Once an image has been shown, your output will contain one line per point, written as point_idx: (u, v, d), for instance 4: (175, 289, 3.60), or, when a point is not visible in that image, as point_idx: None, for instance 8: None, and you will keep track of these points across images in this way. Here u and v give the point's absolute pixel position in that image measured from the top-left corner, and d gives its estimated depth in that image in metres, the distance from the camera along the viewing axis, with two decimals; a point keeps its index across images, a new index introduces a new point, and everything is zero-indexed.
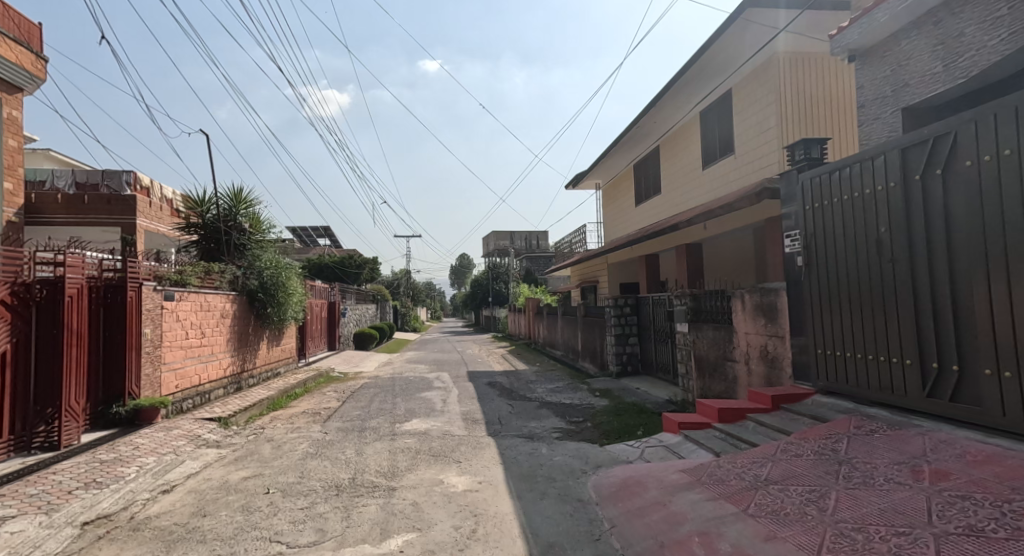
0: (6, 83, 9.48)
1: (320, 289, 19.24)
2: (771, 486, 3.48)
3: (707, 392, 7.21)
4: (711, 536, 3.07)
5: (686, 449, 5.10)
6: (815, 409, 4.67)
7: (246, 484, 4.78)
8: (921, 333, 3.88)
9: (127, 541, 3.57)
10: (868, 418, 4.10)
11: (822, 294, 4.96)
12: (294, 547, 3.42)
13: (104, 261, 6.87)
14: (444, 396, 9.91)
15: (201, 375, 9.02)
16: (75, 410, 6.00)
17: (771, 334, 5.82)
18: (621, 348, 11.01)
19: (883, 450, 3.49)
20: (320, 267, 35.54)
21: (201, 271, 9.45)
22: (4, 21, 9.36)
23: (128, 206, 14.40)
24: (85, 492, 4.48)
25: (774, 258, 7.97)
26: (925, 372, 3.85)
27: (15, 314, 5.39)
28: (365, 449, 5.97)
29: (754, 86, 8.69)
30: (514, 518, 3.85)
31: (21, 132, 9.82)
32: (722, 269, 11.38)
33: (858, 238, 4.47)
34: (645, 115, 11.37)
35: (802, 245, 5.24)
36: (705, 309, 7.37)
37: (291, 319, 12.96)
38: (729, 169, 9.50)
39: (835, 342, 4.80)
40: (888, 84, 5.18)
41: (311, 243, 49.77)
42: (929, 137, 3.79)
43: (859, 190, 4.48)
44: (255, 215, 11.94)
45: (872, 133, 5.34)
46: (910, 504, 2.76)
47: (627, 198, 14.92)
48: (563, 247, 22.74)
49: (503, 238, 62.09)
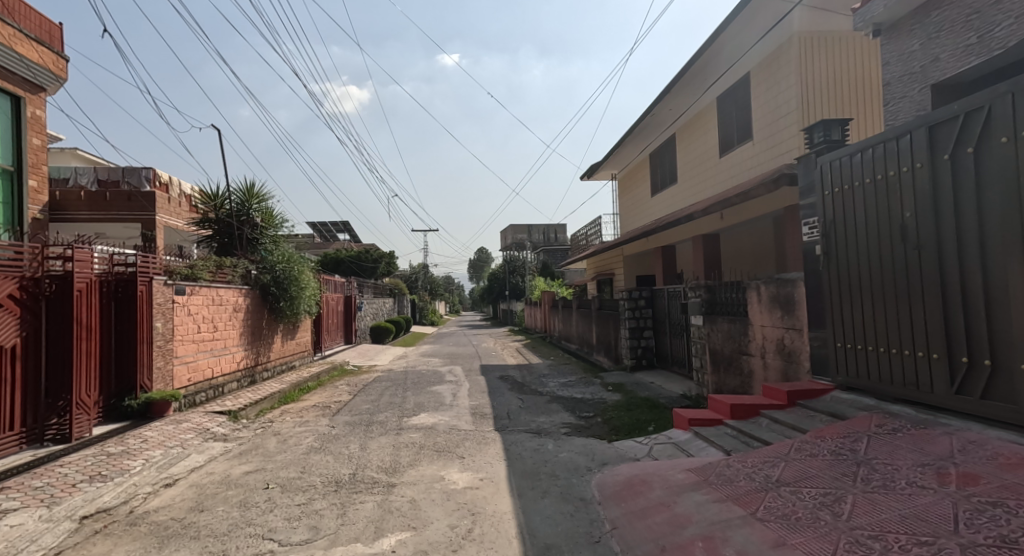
0: (30, 83, 9.58)
1: (337, 283, 19.36)
2: (783, 488, 3.28)
3: (721, 387, 6.94)
4: (715, 541, 2.90)
5: (695, 447, 4.90)
6: (834, 406, 4.42)
7: (247, 479, 4.75)
8: (950, 323, 3.61)
9: (122, 537, 3.55)
10: (892, 415, 3.85)
11: (841, 282, 4.71)
12: (286, 545, 3.34)
13: (116, 256, 6.93)
14: (455, 389, 9.84)
15: (213, 368, 9.13)
16: (86, 403, 6.06)
17: (788, 327, 5.56)
18: (636, 342, 10.78)
19: (905, 450, 3.25)
20: (337, 262, 35.99)
21: (213, 265, 9.53)
22: (24, 21, 9.46)
23: (147, 202, 14.73)
24: (89, 485, 4.52)
25: (793, 247, 7.64)
26: (954, 367, 3.58)
27: (24, 309, 5.46)
28: (369, 444, 5.91)
29: (772, 68, 8.31)
30: (511, 518, 3.71)
31: (44, 131, 9.85)
32: (740, 259, 11.00)
33: (880, 225, 4.21)
34: (659, 103, 11.03)
35: (820, 233, 4.97)
36: (721, 301, 7.08)
37: (304, 313, 13.02)
38: (747, 156, 9.14)
39: (856, 335, 4.54)
40: (916, 60, 4.82)
41: (330, 237, 50.62)
42: (960, 113, 3.50)
43: (882, 172, 4.21)
44: (268, 209, 12.02)
45: (898, 114, 5.01)
46: (935, 510, 2.54)
47: (642, 189, 14.59)
48: (577, 239, 22.63)
49: (520, 233, 62.34)
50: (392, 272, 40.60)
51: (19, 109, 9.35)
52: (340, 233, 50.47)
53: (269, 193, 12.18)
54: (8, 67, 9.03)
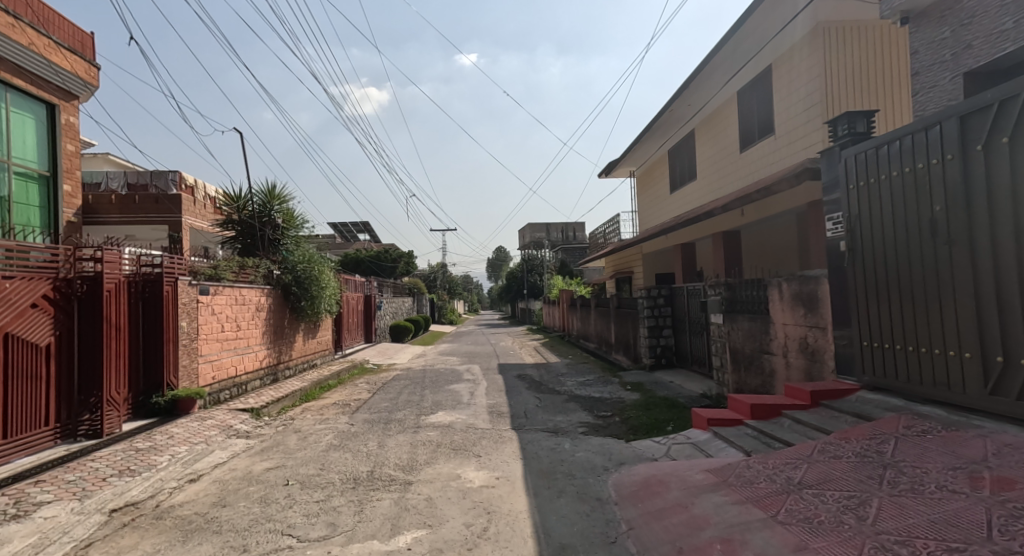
0: (64, 91, 9.89)
1: (357, 283, 19.62)
2: (806, 490, 3.20)
3: (742, 387, 6.80)
4: (735, 544, 2.83)
5: (714, 447, 4.82)
6: (860, 406, 4.28)
7: (268, 475, 4.83)
8: (983, 321, 3.47)
9: (148, 530, 3.66)
10: (921, 416, 3.71)
11: (867, 280, 4.57)
12: (304, 540, 3.38)
13: (143, 257, 7.13)
14: (472, 388, 9.86)
15: (237, 366, 9.35)
16: (116, 400, 6.24)
17: (811, 325, 5.43)
18: (655, 341, 10.65)
19: (935, 453, 3.13)
20: (357, 263, 36.52)
21: (236, 266, 9.73)
22: (55, 31, 9.74)
23: (175, 205, 15.14)
24: (118, 479, 4.66)
25: (817, 243, 7.44)
26: (988, 366, 3.44)
27: (58, 309, 5.66)
28: (387, 442, 5.96)
29: (795, 61, 8.10)
30: (527, 517, 3.70)
31: (78, 137, 10.17)
32: (762, 256, 10.77)
33: (908, 221, 4.07)
34: (678, 98, 10.86)
35: (845, 229, 4.83)
36: (741, 299, 6.90)
37: (325, 312, 13.20)
38: (769, 151, 8.93)
39: (884, 333, 4.39)
40: (947, 47, 4.65)
41: (351, 237, 51.31)
42: (993, 102, 3.34)
43: (910, 165, 4.06)
44: (289, 210, 12.18)
45: (927, 104, 4.83)
46: (967, 516, 2.43)
47: (661, 185, 14.37)
48: (596, 237, 22.42)
49: (539, 230, 62.31)
50: (411, 271, 40.91)
51: (54, 116, 9.66)
52: (360, 233, 51.25)
53: (290, 194, 12.35)
54: (42, 76, 9.28)
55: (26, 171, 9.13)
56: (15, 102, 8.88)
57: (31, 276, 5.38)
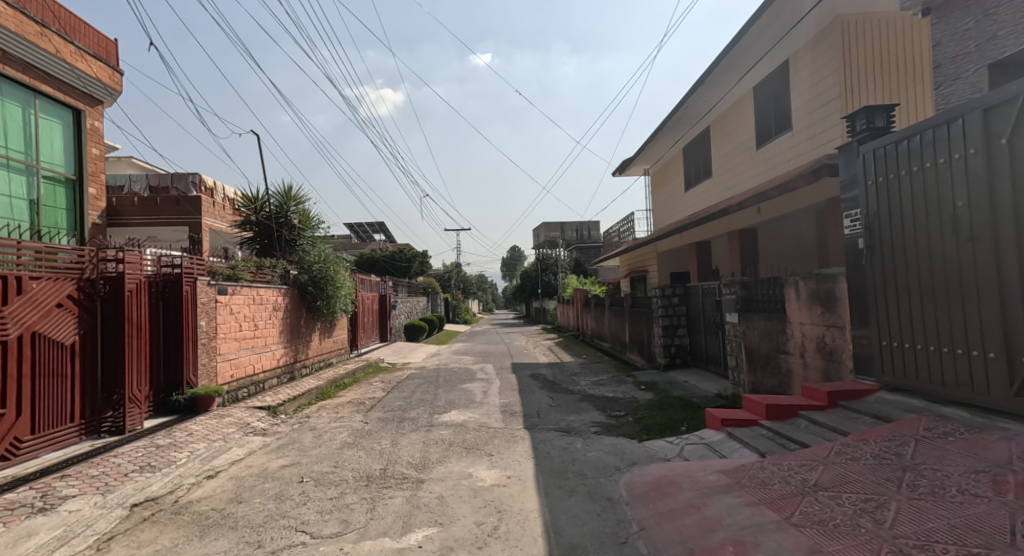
0: (90, 97, 10.15)
1: (372, 282, 19.78)
2: (822, 492, 3.13)
3: (757, 387, 6.70)
4: (747, 546, 2.79)
5: (729, 448, 4.76)
6: (879, 407, 4.19)
7: (283, 472, 4.91)
8: (1008, 319, 3.36)
9: (167, 524, 3.74)
10: (943, 418, 3.61)
11: (887, 278, 4.46)
12: (317, 537, 3.42)
13: (163, 257, 7.27)
14: (485, 387, 9.87)
15: (255, 365, 9.51)
16: (138, 397, 6.39)
17: (828, 324, 5.32)
18: (669, 340, 10.54)
19: (957, 456, 3.04)
20: (373, 263, 36.89)
21: (253, 266, 9.90)
22: (79, 38, 9.99)
23: (194, 207, 15.46)
24: (139, 475, 4.77)
25: (835, 240, 7.29)
26: (1013, 366, 3.33)
27: (81, 309, 5.81)
28: (400, 440, 6.01)
29: (813, 55, 7.95)
30: (538, 516, 3.69)
31: (101, 141, 10.41)
32: (779, 254, 10.61)
33: (930, 218, 3.96)
34: (692, 95, 10.74)
35: (863, 226, 4.73)
36: (757, 298, 6.79)
37: (340, 312, 13.34)
38: (786, 148, 8.79)
39: (905, 332, 4.29)
40: (972, 39, 4.51)
41: (366, 237, 51.76)
42: (1017, 94, 3.23)
43: (931, 160, 3.96)
44: (305, 211, 12.34)
45: (950, 98, 4.70)
46: (989, 521, 2.36)
47: (676, 183, 14.22)
48: (611, 236, 22.30)
49: (553, 230, 62.14)
50: (426, 271, 41.12)
51: (80, 121, 9.92)
52: (375, 233, 51.70)
53: (306, 195, 12.50)
54: (68, 82, 9.53)
55: (53, 174, 9.38)
56: (43, 108, 9.14)
57: (57, 276, 5.54)
